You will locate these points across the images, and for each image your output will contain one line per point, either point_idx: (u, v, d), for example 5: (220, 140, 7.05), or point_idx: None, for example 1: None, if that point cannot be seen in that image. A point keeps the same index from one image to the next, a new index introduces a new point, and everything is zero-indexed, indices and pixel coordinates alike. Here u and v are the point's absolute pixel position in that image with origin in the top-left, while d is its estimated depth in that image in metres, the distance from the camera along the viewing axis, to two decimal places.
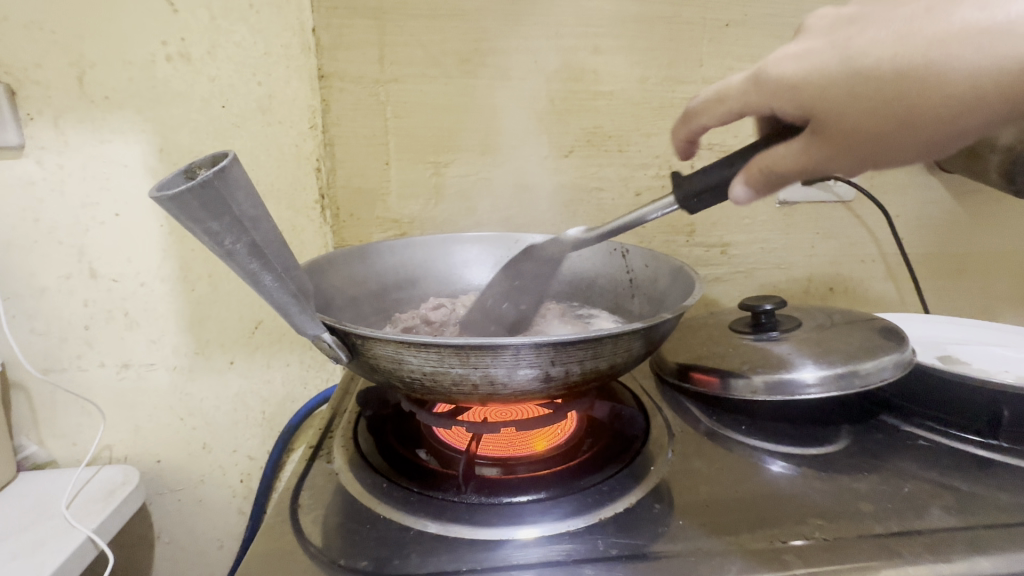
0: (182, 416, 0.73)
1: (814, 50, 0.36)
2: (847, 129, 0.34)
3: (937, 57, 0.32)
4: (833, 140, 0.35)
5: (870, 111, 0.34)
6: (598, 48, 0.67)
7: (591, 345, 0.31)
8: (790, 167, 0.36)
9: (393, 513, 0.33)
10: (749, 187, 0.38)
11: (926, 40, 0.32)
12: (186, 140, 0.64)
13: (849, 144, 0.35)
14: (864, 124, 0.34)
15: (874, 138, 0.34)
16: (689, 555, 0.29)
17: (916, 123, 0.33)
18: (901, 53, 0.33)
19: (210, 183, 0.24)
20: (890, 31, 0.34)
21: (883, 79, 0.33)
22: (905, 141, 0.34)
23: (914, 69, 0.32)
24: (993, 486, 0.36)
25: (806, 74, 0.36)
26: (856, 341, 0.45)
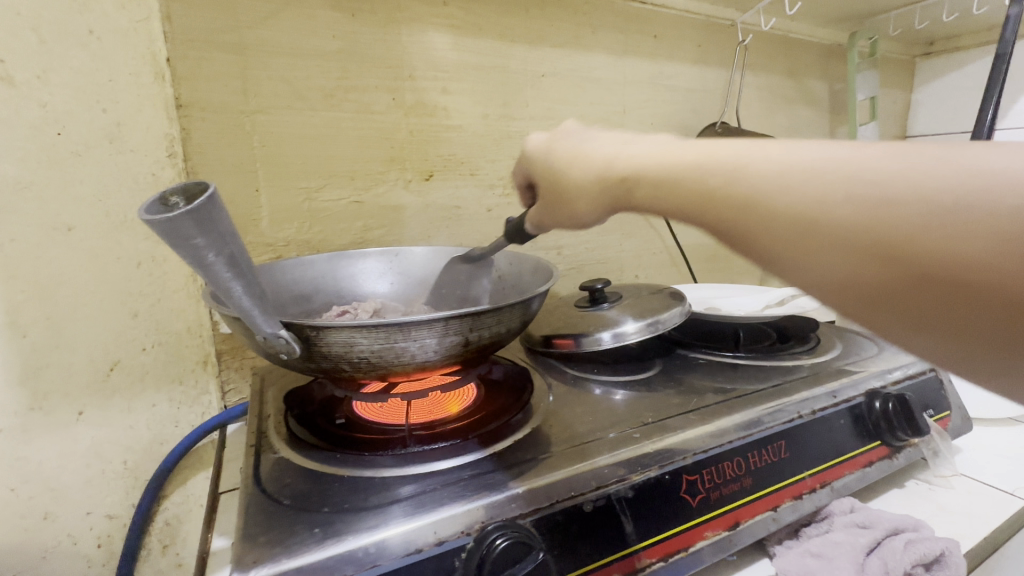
0: (13, 487, 0.60)
1: (540, 143, 0.48)
2: (547, 211, 0.48)
3: (570, 164, 0.43)
4: (547, 217, 0.48)
5: (544, 184, 0.46)
6: (446, 89, 0.80)
7: (494, 314, 0.42)
8: (536, 217, 0.51)
9: (355, 471, 0.40)
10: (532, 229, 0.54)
11: (566, 160, 0.43)
12: (10, 169, 0.55)
13: (553, 219, 0.47)
14: (549, 207, 0.46)
15: (552, 212, 0.47)
16: (575, 449, 0.42)
17: (562, 209, 0.44)
18: (556, 163, 0.45)
19: (205, 207, 0.29)
20: (573, 142, 0.45)
21: (546, 180, 0.46)
22: (564, 216, 0.45)
23: (561, 175, 0.44)
24: (742, 378, 0.57)
25: (529, 161, 0.50)
26: (656, 302, 0.65)
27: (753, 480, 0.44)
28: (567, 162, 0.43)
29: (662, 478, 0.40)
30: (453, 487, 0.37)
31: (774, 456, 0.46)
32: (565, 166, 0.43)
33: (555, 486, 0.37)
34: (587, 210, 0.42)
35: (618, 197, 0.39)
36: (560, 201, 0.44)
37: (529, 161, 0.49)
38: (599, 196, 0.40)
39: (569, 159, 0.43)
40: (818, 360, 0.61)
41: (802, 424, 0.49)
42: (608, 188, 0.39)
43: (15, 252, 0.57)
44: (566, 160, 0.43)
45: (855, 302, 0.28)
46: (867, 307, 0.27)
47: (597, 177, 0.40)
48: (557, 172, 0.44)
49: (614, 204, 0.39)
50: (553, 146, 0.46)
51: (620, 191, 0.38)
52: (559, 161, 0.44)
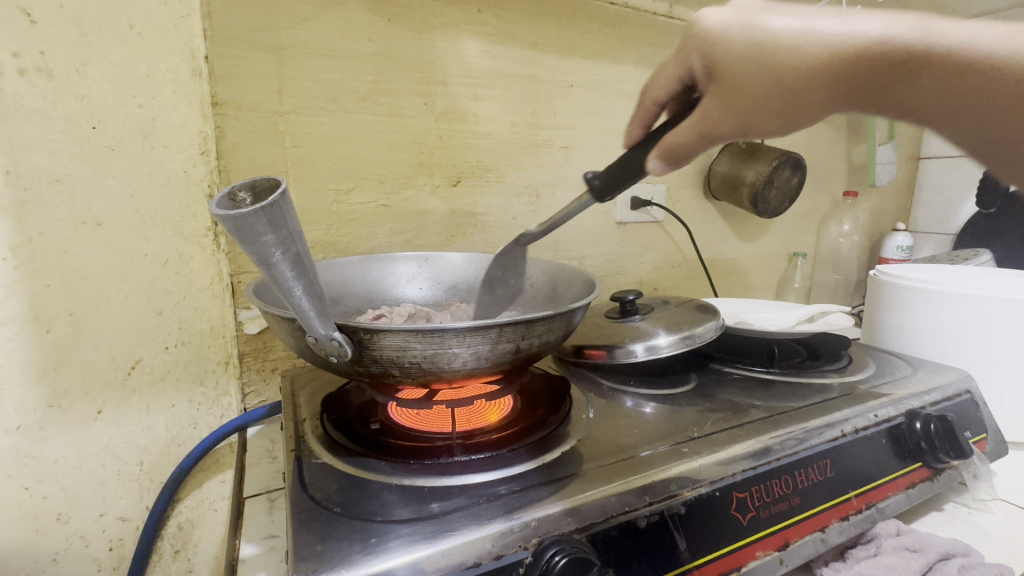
0: (27, 485, 0.59)
1: (724, 19, 0.40)
2: (725, 98, 0.41)
3: (764, 53, 0.38)
4: (715, 108, 0.41)
5: (740, 95, 0.40)
6: (477, 96, 0.80)
7: (547, 322, 0.41)
8: (689, 143, 0.44)
9: (402, 479, 0.39)
10: (662, 162, 0.46)
11: (783, 43, 0.37)
12: (44, 162, 0.55)
13: (730, 105, 0.41)
14: (729, 98, 0.40)
15: (737, 97, 0.40)
16: (624, 463, 0.41)
17: (765, 104, 0.39)
18: (754, 50, 0.38)
19: (278, 204, 0.29)
20: (778, 21, 0.38)
21: (742, 75, 0.39)
22: (755, 108, 0.40)
23: (755, 62, 0.38)
24: (782, 394, 0.56)
25: (706, 29, 0.41)
26: (688, 315, 0.64)
27: (800, 499, 0.43)
28: (774, 43, 0.37)
29: (713, 494, 0.40)
30: (507, 498, 0.36)
31: (819, 475, 0.45)
32: (761, 53, 0.38)
33: (609, 501, 0.36)
34: (801, 104, 0.38)
35: (857, 81, 0.35)
36: (754, 94, 0.39)
37: (705, 44, 0.41)
38: (824, 78, 0.36)
39: (776, 44, 0.37)
40: (854, 379, 0.60)
41: (846, 442, 0.48)
42: (845, 74, 0.35)
43: (43, 246, 0.56)
44: (780, 46, 0.37)
45: (1022, 157, 0.33)
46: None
47: (827, 64, 0.35)
48: (746, 58, 0.39)
49: (848, 89, 0.36)
50: (741, 24, 0.39)
51: (864, 69, 0.35)
52: (767, 39, 0.38)
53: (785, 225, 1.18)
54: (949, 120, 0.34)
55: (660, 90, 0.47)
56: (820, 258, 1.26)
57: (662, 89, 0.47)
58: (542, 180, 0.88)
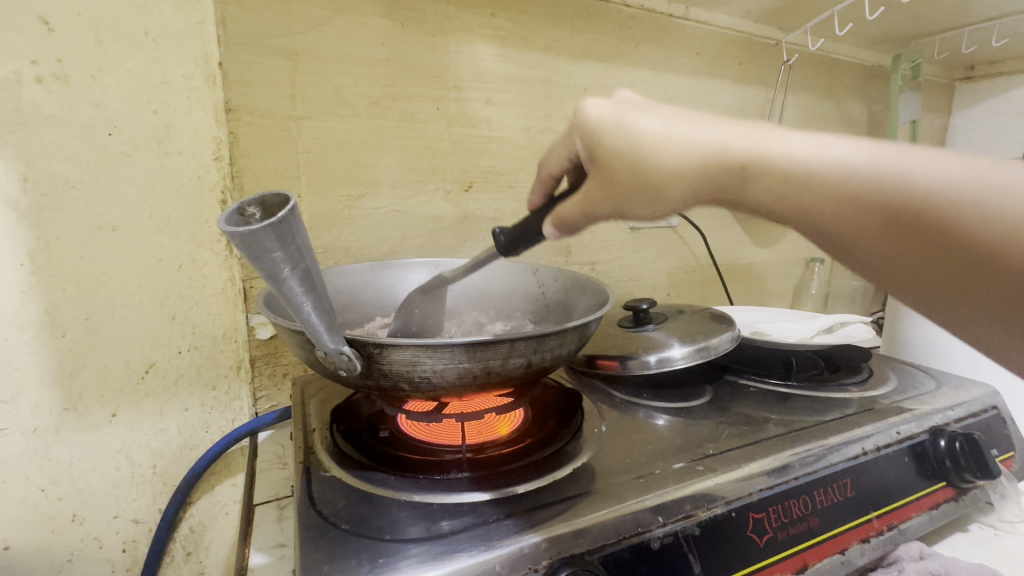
0: (42, 487, 0.60)
1: (602, 112, 0.39)
2: (598, 180, 0.40)
3: (634, 145, 0.37)
4: (595, 190, 0.40)
5: (613, 190, 0.39)
6: (490, 100, 0.79)
7: (559, 336, 0.40)
8: (579, 219, 0.43)
9: (412, 495, 0.38)
10: (555, 227, 0.45)
11: (648, 142, 0.36)
12: (61, 168, 0.56)
13: (605, 189, 0.39)
14: (606, 185, 0.39)
15: (611, 185, 0.39)
16: (638, 481, 0.40)
17: (637, 196, 0.37)
18: (625, 145, 0.37)
19: (287, 220, 0.29)
20: (649, 120, 0.37)
21: (615, 164, 0.38)
22: (625, 197, 0.38)
23: (625, 152, 0.37)
24: (800, 408, 0.55)
25: (591, 122, 0.40)
26: (704, 325, 0.62)
27: (819, 520, 0.42)
28: (636, 145, 0.37)
29: (728, 515, 0.38)
30: (518, 517, 0.35)
31: (839, 495, 0.44)
32: (630, 145, 0.37)
33: (622, 521, 0.36)
34: (668, 200, 0.36)
35: (717, 184, 0.34)
36: (626, 182, 0.38)
37: (586, 131, 0.40)
38: (686, 181, 0.35)
39: (644, 143, 0.36)
40: (875, 393, 0.58)
41: (867, 461, 0.47)
42: (704, 175, 0.34)
43: (60, 251, 0.57)
44: (647, 145, 0.36)
45: (922, 288, 0.29)
46: (931, 295, 0.29)
47: (692, 167, 0.34)
48: (618, 148, 0.37)
49: (716, 192, 0.34)
50: (614, 117, 0.39)
51: (725, 175, 0.33)
52: (637, 138, 0.37)
53: None
54: (826, 232, 0.31)
55: (557, 165, 0.48)
56: (839, 263, 1.23)
57: (561, 162, 0.47)
58: None
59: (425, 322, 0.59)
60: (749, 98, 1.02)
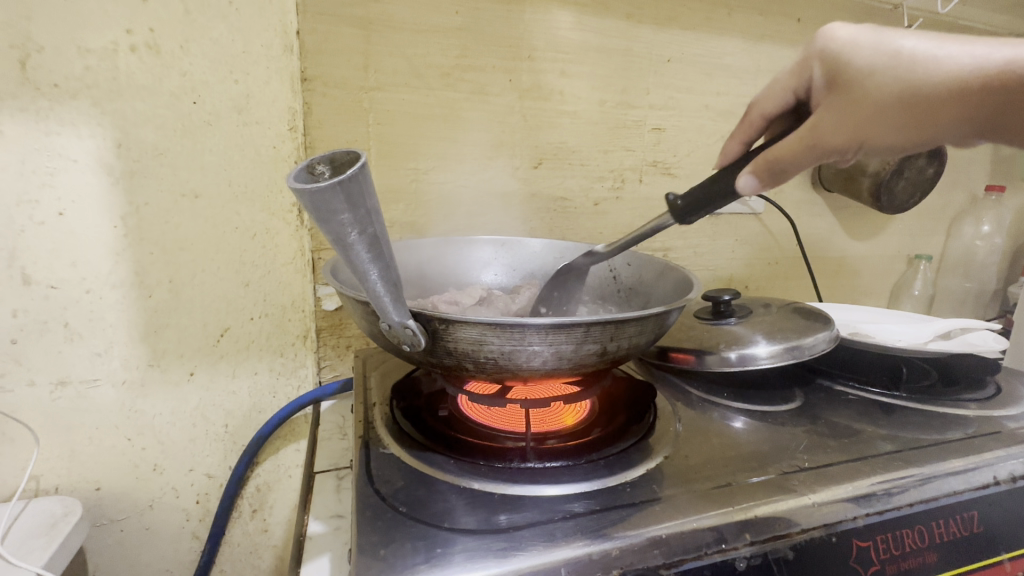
0: (130, 436, 0.64)
1: (850, 37, 0.40)
2: (855, 104, 0.38)
3: (904, 75, 0.36)
4: (829, 118, 0.38)
5: (870, 110, 0.37)
6: (565, 72, 0.75)
7: (638, 323, 0.36)
8: (800, 159, 0.39)
9: (471, 482, 0.36)
10: (756, 177, 0.41)
11: (922, 59, 0.36)
12: (151, 136, 0.58)
13: (853, 118, 0.37)
14: (861, 117, 0.37)
15: (858, 109, 0.37)
16: (721, 491, 0.35)
17: (893, 116, 0.36)
18: (891, 57, 0.37)
19: (356, 177, 0.27)
20: (914, 42, 0.37)
21: (867, 85, 0.37)
22: (878, 123, 0.37)
23: (889, 68, 0.37)
24: (914, 424, 0.47)
25: (851, 46, 0.40)
26: (797, 322, 0.56)
27: (936, 555, 0.36)
28: (903, 65, 0.36)
29: (827, 539, 0.34)
30: (587, 519, 0.32)
31: (962, 529, 0.37)
32: (892, 67, 0.37)
33: (703, 535, 0.32)
34: (917, 117, 0.36)
35: (1006, 99, 0.34)
36: (877, 103, 0.37)
37: (835, 54, 0.40)
38: (953, 98, 0.35)
39: (923, 61, 0.36)
40: (1003, 413, 0.50)
41: (997, 492, 0.40)
42: (976, 88, 0.34)
43: (149, 215, 0.59)
44: (908, 59, 0.36)
45: None
46: None
47: (977, 78, 0.34)
48: (880, 68, 0.37)
49: (977, 111, 0.35)
50: (870, 41, 0.38)
51: (980, 92, 0.34)
52: (902, 55, 0.36)
53: (908, 223, 1.03)
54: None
55: (774, 103, 0.47)
56: (947, 262, 1.09)
57: (779, 99, 0.47)
58: (630, 165, 0.81)
59: (487, 305, 0.57)
60: None
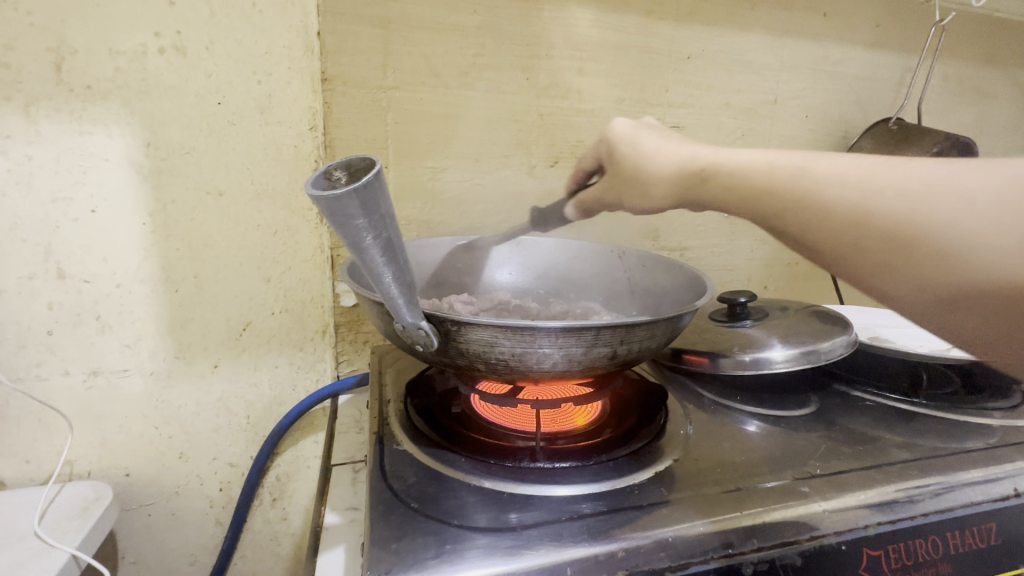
0: (157, 425, 0.67)
1: (624, 130, 0.43)
2: (611, 180, 0.44)
3: (640, 158, 0.40)
4: (611, 187, 0.45)
5: (612, 186, 0.44)
6: (582, 70, 0.74)
7: (649, 328, 0.36)
8: (594, 205, 0.48)
9: (482, 480, 0.37)
10: (575, 211, 0.50)
11: (646, 149, 0.40)
12: (177, 135, 0.60)
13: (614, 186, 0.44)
14: (618, 186, 0.43)
15: (623, 182, 0.43)
16: (730, 496, 0.35)
17: (632, 192, 0.42)
18: (631, 149, 0.41)
19: (371, 184, 0.27)
20: (659, 138, 0.41)
21: (621, 167, 0.42)
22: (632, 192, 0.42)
23: (639, 153, 0.41)
24: (935, 432, 0.46)
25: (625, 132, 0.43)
26: (814, 326, 0.55)
27: (952, 567, 0.35)
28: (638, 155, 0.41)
29: (837, 547, 0.33)
30: (594, 521, 0.33)
31: (980, 541, 0.37)
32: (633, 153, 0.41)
33: (710, 539, 0.32)
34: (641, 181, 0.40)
35: (688, 188, 0.38)
36: (626, 179, 0.42)
37: (608, 144, 0.44)
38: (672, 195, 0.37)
39: (647, 152, 0.40)
40: None
41: (1017, 504, 0.39)
42: (738, 197, 0.35)
43: (175, 213, 0.62)
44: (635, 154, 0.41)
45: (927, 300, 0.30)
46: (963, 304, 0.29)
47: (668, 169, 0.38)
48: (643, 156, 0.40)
49: (755, 215, 0.35)
50: (627, 137, 0.42)
51: (751, 203, 0.35)
52: (633, 144, 0.41)
53: None
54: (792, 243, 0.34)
55: (585, 159, 0.49)
56: None
57: (592, 157, 0.49)
58: None
59: (502, 313, 0.56)
60: (883, 68, 0.89)
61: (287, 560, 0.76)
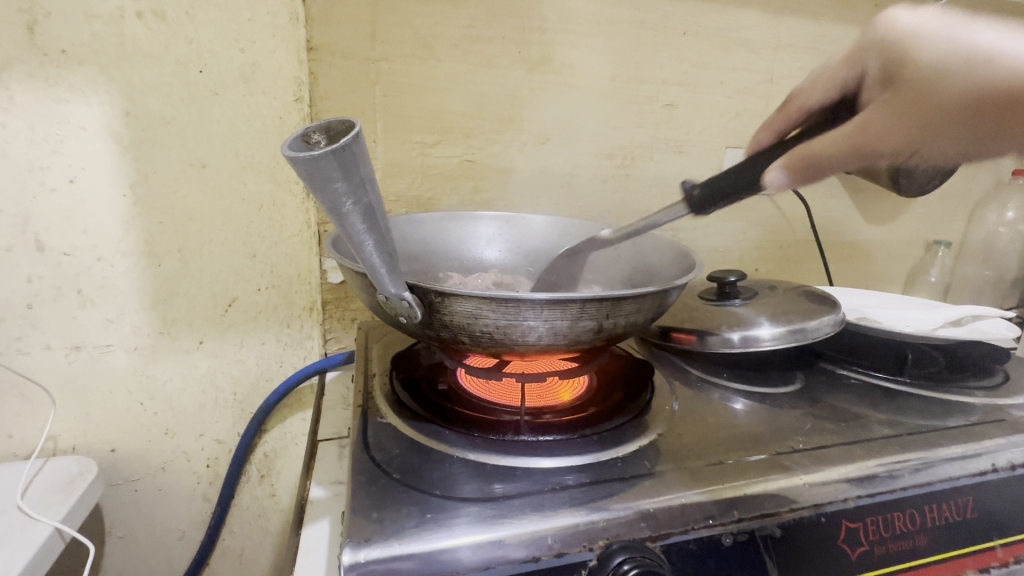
0: (142, 401, 0.66)
1: (917, 20, 0.32)
2: (888, 107, 0.33)
3: (995, 69, 0.28)
4: (879, 119, 0.33)
5: (933, 113, 0.30)
6: (576, 44, 0.73)
7: (635, 302, 0.36)
8: (830, 161, 0.35)
9: (465, 452, 0.37)
10: (787, 173, 0.38)
11: (984, 56, 0.28)
12: (158, 104, 0.58)
13: (904, 116, 0.31)
14: (914, 122, 0.31)
15: (915, 111, 0.31)
16: (712, 469, 0.35)
17: (957, 125, 0.30)
18: (937, 50, 0.30)
19: (350, 147, 0.26)
20: (982, 37, 0.30)
21: (925, 91, 0.31)
22: (934, 134, 0.31)
23: (964, 63, 0.29)
24: (917, 410, 0.47)
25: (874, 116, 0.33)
26: (802, 305, 0.55)
27: (928, 539, 0.36)
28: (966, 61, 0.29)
29: (816, 519, 0.34)
30: (577, 491, 0.33)
31: (957, 515, 0.37)
32: (960, 65, 0.29)
33: (691, 510, 0.32)
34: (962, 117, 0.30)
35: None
36: (944, 110, 0.30)
37: (890, 45, 0.34)
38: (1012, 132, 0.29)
39: (988, 60, 0.28)
40: (1008, 401, 0.49)
41: (995, 479, 0.39)
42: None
43: (157, 184, 0.60)
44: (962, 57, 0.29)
45: None
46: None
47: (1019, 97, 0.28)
48: (949, 63, 0.30)
49: None
50: (926, 30, 0.32)
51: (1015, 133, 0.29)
52: (956, 48, 0.30)
53: (927, 207, 1.00)
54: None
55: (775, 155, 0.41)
56: (967, 249, 1.06)
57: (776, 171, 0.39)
58: (640, 142, 0.80)
59: (500, 283, 0.59)
60: None
61: (276, 535, 0.77)
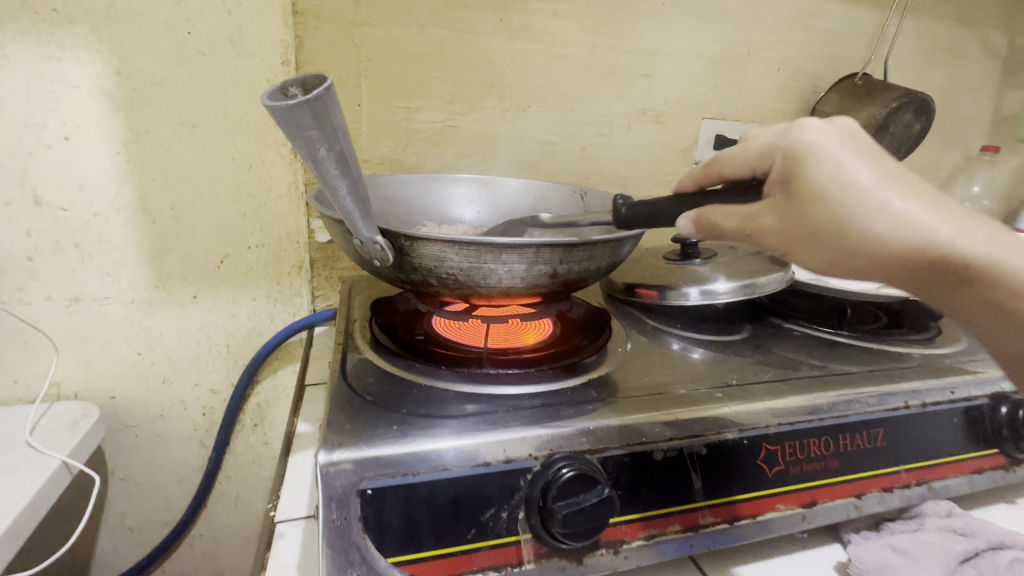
0: (139, 351, 0.70)
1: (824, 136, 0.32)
2: (789, 217, 0.33)
3: (856, 209, 0.31)
4: (771, 218, 0.33)
5: (816, 237, 0.32)
6: (556, 13, 0.75)
7: (587, 250, 0.40)
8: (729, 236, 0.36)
9: (432, 380, 0.41)
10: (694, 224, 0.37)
11: (860, 198, 0.30)
12: (148, 64, 0.60)
13: (787, 230, 0.33)
14: (791, 233, 0.33)
15: (810, 232, 0.32)
16: (652, 399, 0.40)
17: (824, 249, 0.33)
18: (850, 185, 0.31)
19: (323, 98, 0.30)
20: (876, 178, 0.31)
21: (818, 215, 0.32)
22: (811, 251, 0.33)
23: (845, 196, 0.31)
24: (851, 358, 0.51)
25: (776, 212, 0.33)
26: (756, 264, 0.59)
27: (839, 463, 0.41)
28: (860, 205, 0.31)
29: (739, 442, 0.38)
30: (528, 412, 0.37)
31: (867, 443, 0.42)
32: (841, 198, 0.31)
33: (628, 430, 0.36)
34: (879, 254, 0.31)
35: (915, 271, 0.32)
36: (815, 232, 0.32)
37: (796, 155, 0.32)
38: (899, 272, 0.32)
39: (876, 204, 0.30)
40: (938, 351, 0.53)
41: (907, 414, 0.44)
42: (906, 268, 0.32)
43: (149, 143, 0.63)
44: (861, 200, 0.30)
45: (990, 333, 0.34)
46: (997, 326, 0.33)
47: (907, 255, 0.31)
48: (832, 192, 0.31)
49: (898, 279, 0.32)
50: (833, 154, 0.31)
51: (905, 272, 0.32)
52: (853, 190, 0.30)
53: None
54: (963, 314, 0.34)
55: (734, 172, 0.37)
56: None
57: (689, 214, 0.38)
58: (619, 111, 0.82)
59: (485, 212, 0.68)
60: (856, 22, 0.90)
61: (269, 480, 0.81)
